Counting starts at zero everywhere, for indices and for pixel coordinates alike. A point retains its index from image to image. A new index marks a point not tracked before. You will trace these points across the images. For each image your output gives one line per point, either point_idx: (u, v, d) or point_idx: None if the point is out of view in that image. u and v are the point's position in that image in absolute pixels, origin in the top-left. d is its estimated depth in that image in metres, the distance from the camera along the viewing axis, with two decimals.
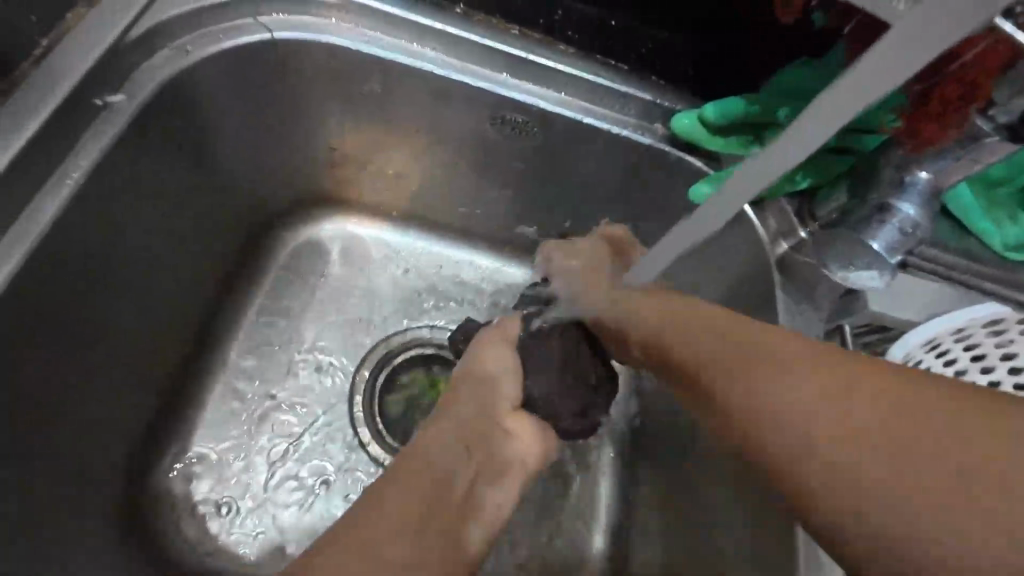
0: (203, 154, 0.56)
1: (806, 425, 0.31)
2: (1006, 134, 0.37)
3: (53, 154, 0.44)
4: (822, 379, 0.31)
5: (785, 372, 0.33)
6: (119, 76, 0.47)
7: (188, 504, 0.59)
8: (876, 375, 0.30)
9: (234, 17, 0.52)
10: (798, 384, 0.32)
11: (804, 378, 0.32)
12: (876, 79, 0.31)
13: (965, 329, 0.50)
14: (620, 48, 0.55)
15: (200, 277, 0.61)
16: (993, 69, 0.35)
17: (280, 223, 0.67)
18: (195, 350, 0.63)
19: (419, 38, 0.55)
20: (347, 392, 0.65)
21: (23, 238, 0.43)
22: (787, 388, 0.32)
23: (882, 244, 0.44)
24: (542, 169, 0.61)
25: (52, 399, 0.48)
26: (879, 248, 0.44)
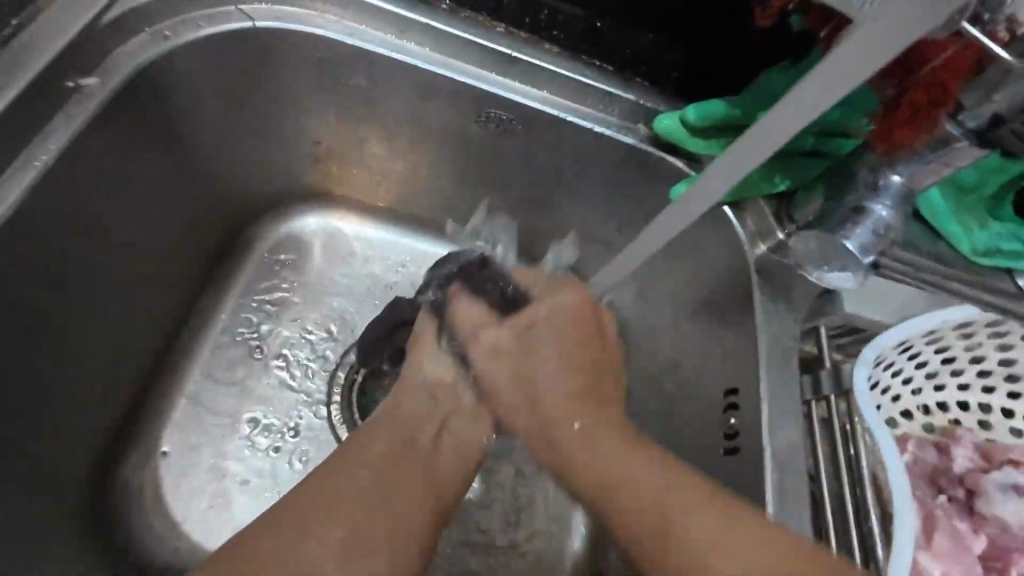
0: (181, 141, 0.55)
1: (645, 485, 0.39)
2: (975, 140, 0.38)
3: (23, 135, 0.43)
4: (683, 492, 0.38)
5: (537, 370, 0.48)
6: (94, 58, 0.46)
7: (157, 502, 0.57)
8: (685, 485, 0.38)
9: (216, 5, 0.51)
10: (635, 469, 0.40)
11: (650, 478, 0.39)
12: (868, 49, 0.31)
13: (939, 332, 0.51)
14: (604, 49, 0.56)
15: (175, 269, 0.60)
16: (961, 73, 0.36)
17: (262, 216, 0.67)
18: (167, 343, 0.61)
19: (404, 32, 0.55)
20: (324, 387, 0.64)
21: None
22: (633, 469, 0.40)
23: (856, 244, 0.44)
24: (525, 167, 0.61)
25: (10, 391, 0.47)
26: (853, 249, 0.44)
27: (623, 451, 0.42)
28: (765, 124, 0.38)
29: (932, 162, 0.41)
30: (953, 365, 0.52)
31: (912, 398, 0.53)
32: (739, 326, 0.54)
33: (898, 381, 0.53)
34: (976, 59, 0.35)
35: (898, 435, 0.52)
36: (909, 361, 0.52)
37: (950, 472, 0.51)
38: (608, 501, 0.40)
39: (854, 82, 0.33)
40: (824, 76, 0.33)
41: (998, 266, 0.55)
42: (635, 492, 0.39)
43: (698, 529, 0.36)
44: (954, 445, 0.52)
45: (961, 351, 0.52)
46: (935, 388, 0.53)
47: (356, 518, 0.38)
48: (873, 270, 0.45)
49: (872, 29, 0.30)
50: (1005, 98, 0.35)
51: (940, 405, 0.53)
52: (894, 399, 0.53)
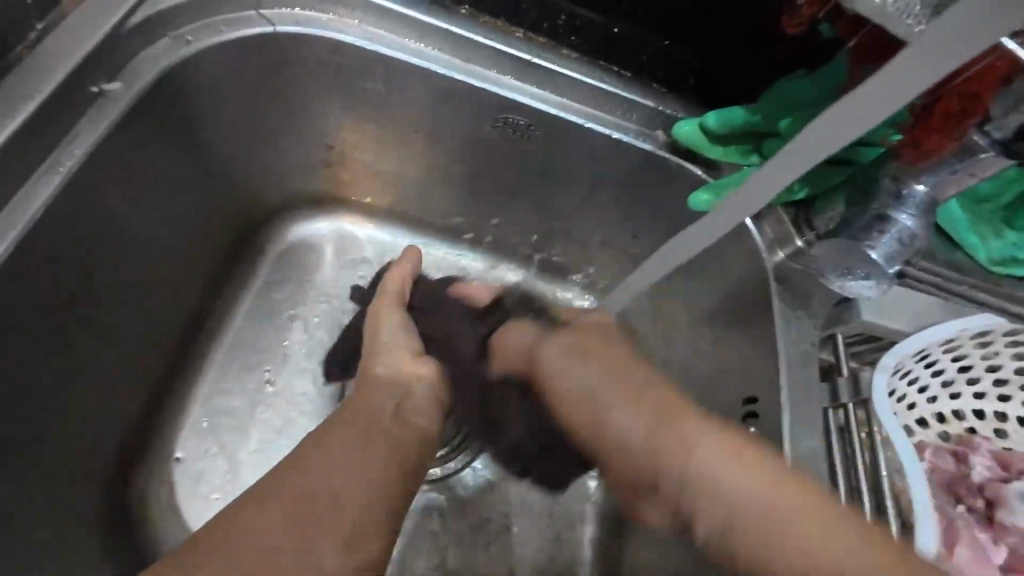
0: (198, 144, 0.54)
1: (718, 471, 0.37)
2: (1001, 150, 0.38)
3: (49, 140, 0.43)
4: (716, 458, 0.38)
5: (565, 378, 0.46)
6: (117, 62, 0.46)
7: (171, 508, 0.57)
8: (758, 473, 0.37)
9: (236, 9, 0.51)
10: (708, 437, 0.39)
11: (715, 476, 0.37)
12: (918, 69, 0.31)
13: (956, 341, 0.52)
14: (623, 55, 0.56)
15: (191, 273, 0.60)
16: (992, 83, 0.36)
17: (276, 220, 0.67)
18: (182, 348, 0.61)
19: (424, 37, 0.55)
20: (338, 392, 0.64)
21: (12, 227, 0.42)
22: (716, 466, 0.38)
23: (880, 254, 0.44)
24: (541, 173, 0.61)
25: (30, 395, 0.46)
26: (877, 257, 0.44)
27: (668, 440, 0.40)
28: (792, 150, 0.39)
29: (957, 172, 0.41)
30: (969, 373, 0.52)
31: (927, 406, 0.52)
32: (758, 334, 0.54)
33: (914, 389, 0.53)
34: (1009, 70, 0.35)
35: (914, 443, 0.52)
36: (926, 369, 0.52)
37: (969, 480, 0.51)
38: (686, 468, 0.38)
39: (891, 107, 0.33)
40: (857, 103, 0.34)
41: (1013, 275, 0.55)
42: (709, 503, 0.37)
43: (750, 489, 0.36)
44: (971, 454, 0.51)
45: (978, 359, 0.52)
46: (951, 397, 0.52)
47: (308, 504, 0.35)
48: (899, 279, 0.46)
49: (923, 50, 0.30)
50: None
51: (955, 413, 0.52)
52: (909, 407, 0.53)
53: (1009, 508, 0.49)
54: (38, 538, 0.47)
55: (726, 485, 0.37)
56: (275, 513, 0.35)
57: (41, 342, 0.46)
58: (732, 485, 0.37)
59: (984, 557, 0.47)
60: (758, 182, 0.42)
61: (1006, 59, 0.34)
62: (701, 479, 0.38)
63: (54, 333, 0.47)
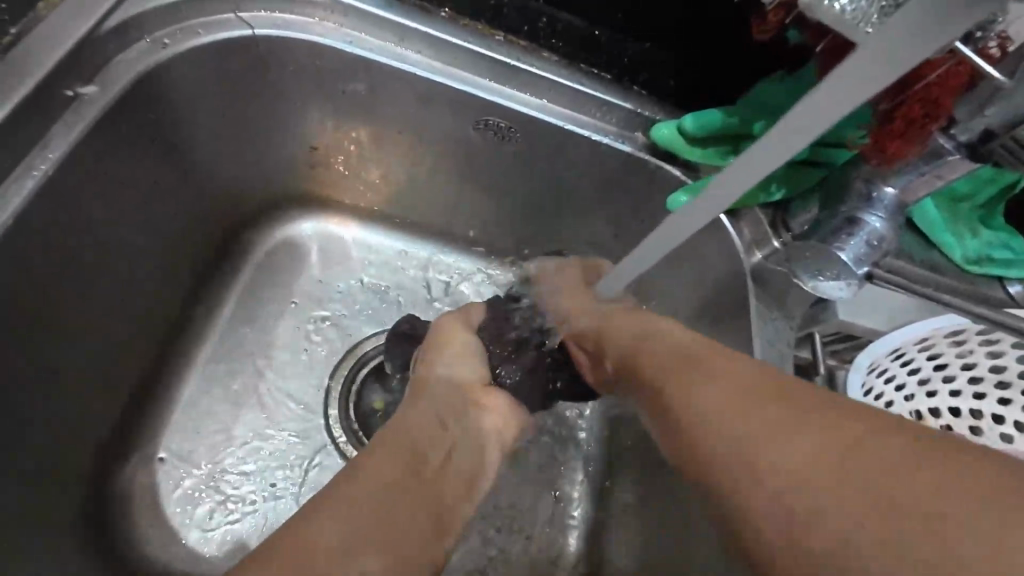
0: (178, 146, 0.54)
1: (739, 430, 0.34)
2: (966, 152, 0.38)
3: (22, 145, 0.43)
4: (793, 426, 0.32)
5: (716, 415, 0.35)
6: (93, 65, 0.46)
7: (154, 509, 0.57)
8: (883, 445, 0.28)
9: (215, 12, 0.51)
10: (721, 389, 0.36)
11: (761, 418, 0.33)
12: (894, 48, 0.30)
13: (930, 340, 0.52)
14: (602, 58, 0.56)
15: (173, 275, 0.60)
16: (954, 87, 0.37)
17: (260, 222, 0.67)
18: (163, 349, 0.61)
19: (404, 40, 0.55)
20: (320, 392, 0.64)
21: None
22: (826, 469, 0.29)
23: (850, 255, 0.44)
24: (523, 174, 0.62)
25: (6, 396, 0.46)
26: (846, 259, 0.44)
27: (768, 404, 0.34)
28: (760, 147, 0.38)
29: (926, 174, 0.41)
30: (944, 371, 0.50)
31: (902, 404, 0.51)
32: (735, 334, 0.54)
33: (890, 387, 0.52)
34: (968, 76, 0.36)
35: None
36: (901, 367, 0.52)
37: None
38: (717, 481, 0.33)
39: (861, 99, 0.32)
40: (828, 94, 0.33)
41: (989, 275, 0.56)
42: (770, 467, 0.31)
43: (841, 487, 0.28)
44: None
45: (953, 358, 0.50)
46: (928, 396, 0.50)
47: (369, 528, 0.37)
48: (868, 280, 0.46)
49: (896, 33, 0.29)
50: (997, 113, 0.35)
51: (932, 413, 0.51)
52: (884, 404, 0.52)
53: None
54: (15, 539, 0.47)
55: (778, 453, 0.31)
56: (352, 513, 0.37)
57: (22, 344, 0.46)
58: (777, 455, 0.31)
59: None
60: (728, 177, 0.41)
61: (967, 64, 0.35)
62: (760, 468, 0.31)
63: (34, 334, 0.47)
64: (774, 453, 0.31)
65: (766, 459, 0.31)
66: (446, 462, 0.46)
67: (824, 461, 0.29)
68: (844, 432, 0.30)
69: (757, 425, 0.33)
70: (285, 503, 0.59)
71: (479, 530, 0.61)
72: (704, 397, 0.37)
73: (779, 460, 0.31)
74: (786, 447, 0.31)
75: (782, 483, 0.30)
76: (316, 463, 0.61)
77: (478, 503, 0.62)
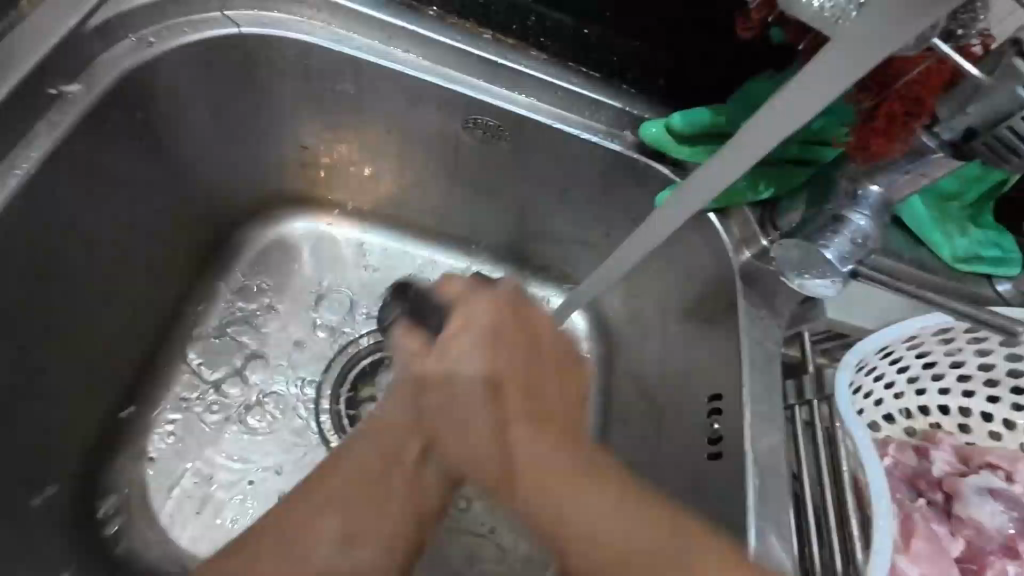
0: (165, 146, 0.54)
1: (546, 450, 0.38)
2: (949, 150, 0.38)
3: (5, 144, 0.43)
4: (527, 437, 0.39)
5: (524, 483, 0.38)
6: (78, 64, 0.46)
7: (143, 508, 0.57)
8: None
9: (201, 11, 0.51)
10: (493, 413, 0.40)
11: (591, 507, 0.36)
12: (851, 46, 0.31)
13: (918, 337, 0.51)
14: (590, 57, 0.56)
15: (162, 275, 0.60)
16: (936, 85, 0.37)
17: (251, 221, 0.67)
18: (153, 349, 0.61)
19: (391, 38, 0.55)
20: (311, 391, 0.64)
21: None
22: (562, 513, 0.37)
23: (834, 252, 0.45)
24: (513, 173, 0.62)
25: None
26: (831, 257, 0.45)
27: (568, 486, 0.37)
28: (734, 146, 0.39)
29: (910, 173, 0.41)
30: (934, 370, 0.52)
31: (893, 402, 0.53)
32: (723, 332, 0.54)
33: (880, 385, 0.53)
34: (948, 73, 0.37)
35: (878, 439, 0.52)
36: (891, 366, 0.52)
37: (928, 476, 0.51)
38: (571, 547, 0.38)
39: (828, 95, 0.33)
40: (833, 63, 0.32)
41: (978, 273, 0.56)
42: (554, 503, 0.38)
43: None
44: (934, 448, 0.52)
45: (942, 356, 0.52)
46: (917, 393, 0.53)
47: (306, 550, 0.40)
48: (853, 278, 0.46)
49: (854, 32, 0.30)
50: (977, 112, 0.36)
51: (920, 408, 0.53)
52: (876, 403, 0.53)
53: (966, 501, 0.49)
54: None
55: (605, 544, 0.36)
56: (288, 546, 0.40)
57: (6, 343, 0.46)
58: (620, 544, 0.36)
59: (940, 554, 0.47)
60: (704, 177, 0.42)
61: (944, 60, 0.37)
62: (571, 540, 0.37)
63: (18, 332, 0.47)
64: (604, 548, 0.36)
65: (585, 533, 0.36)
66: (419, 465, 0.45)
67: (666, 572, 0.35)
68: (665, 549, 0.35)
69: (591, 506, 0.36)
70: (275, 503, 0.59)
71: (469, 529, 0.61)
72: (523, 456, 0.39)
73: (606, 551, 0.36)
74: (637, 546, 0.36)
75: (606, 548, 0.36)
76: (307, 463, 0.61)
77: (468, 501, 0.61)
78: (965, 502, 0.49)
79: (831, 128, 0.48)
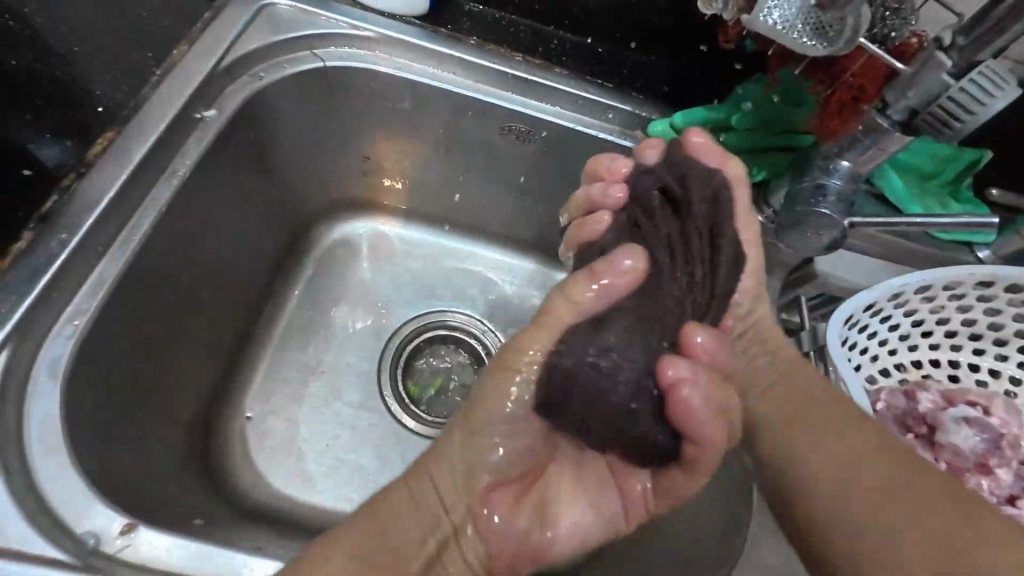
0: (264, 157, 0.67)
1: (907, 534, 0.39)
2: (900, 129, 0.48)
3: (166, 154, 0.56)
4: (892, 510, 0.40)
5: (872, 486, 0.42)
6: (211, 95, 0.60)
7: (246, 456, 0.67)
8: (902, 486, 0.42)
9: (295, 50, 0.64)
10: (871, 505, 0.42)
11: (861, 483, 0.43)
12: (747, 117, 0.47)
13: (930, 291, 0.59)
14: (605, 70, 0.69)
15: (257, 264, 0.72)
16: (872, 78, 0.48)
17: (324, 224, 0.79)
18: (249, 328, 0.72)
19: (442, 64, 0.67)
20: (374, 362, 0.75)
21: (147, 213, 0.55)
22: (858, 443, 0.45)
23: (830, 209, 0.52)
24: (542, 171, 0.73)
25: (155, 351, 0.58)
26: (827, 215, 0.52)
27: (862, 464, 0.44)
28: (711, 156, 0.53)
29: (871, 149, 0.50)
30: (922, 327, 0.61)
31: (888, 358, 0.62)
32: None
33: (874, 342, 0.61)
34: (884, 72, 0.47)
35: (874, 388, 0.60)
36: (883, 324, 0.61)
37: (915, 412, 0.58)
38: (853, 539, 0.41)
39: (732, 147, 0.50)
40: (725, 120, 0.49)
41: (958, 242, 0.64)
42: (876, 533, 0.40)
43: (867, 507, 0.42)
44: (920, 391, 0.59)
45: (927, 314, 0.61)
46: (908, 348, 0.62)
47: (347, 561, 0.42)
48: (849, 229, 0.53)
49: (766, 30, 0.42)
50: (914, 96, 0.45)
51: (914, 363, 0.62)
52: (873, 358, 0.61)
53: (945, 430, 0.57)
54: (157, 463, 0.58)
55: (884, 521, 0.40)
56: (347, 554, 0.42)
57: (165, 309, 0.58)
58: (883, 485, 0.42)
59: None
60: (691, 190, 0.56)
61: (875, 64, 0.48)
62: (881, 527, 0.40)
63: (171, 300, 0.59)
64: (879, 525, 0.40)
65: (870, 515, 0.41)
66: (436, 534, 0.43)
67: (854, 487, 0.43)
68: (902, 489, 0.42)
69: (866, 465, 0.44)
70: (351, 455, 0.70)
71: None
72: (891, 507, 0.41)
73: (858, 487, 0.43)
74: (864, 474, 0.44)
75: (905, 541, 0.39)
76: (375, 421, 0.72)
77: None
78: (945, 431, 0.57)
79: (795, 118, 0.57)
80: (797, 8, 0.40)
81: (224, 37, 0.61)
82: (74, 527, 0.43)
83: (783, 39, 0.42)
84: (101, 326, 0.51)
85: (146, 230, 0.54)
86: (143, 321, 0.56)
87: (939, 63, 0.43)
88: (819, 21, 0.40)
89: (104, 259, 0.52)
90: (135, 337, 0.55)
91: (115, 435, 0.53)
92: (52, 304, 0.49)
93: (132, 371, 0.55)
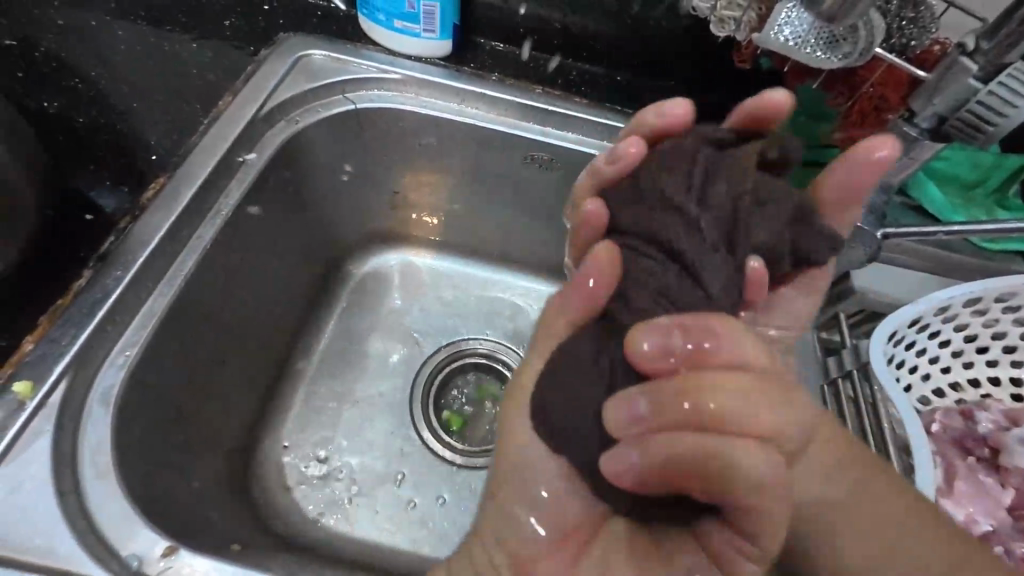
0: (301, 195, 0.71)
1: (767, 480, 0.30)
2: (932, 137, 0.46)
3: (211, 195, 0.61)
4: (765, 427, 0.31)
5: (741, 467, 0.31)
6: (252, 139, 0.64)
7: (283, 485, 0.69)
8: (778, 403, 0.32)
9: (328, 95, 0.69)
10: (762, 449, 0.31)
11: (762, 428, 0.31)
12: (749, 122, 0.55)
13: (981, 302, 0.55)
14: (624, 97, 0.70)
15: (295, 297, 0.75)
16: (892, 87, 0.48)
17: (358, 257, 0.82)
18: (286, 359, 0.75)
19: (464, 100, 0.70)
20: (406, 390, 0.76)
21: (192, 251, 0.58)
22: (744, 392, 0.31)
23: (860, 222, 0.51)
24: (567, 198, 0.74)
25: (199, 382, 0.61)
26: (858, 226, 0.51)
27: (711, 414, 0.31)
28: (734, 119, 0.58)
29: (900, 159, 0.49)
30: (976, 343, 0.58)
31: (942, 378, 0.59)
32: None
33: (923, 359, 0.58)
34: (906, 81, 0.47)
35: (927, 409, 0.57)
36: (931, 340, 0.58)
37: (973, 435, 0.56)
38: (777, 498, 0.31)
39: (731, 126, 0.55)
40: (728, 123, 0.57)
41: (1009, 251, 0.60)
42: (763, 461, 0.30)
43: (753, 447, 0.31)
44: (979, 411, 0.56)
45: (981, 329, 0.57)
46: (963, 366, 0.59)
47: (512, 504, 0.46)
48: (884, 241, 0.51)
49: (780, 48, 0.42)
50: (942, 101, 0.44)
51: (970, 381, 0.59)
52: (925, 378, 0.58)
53: (1011, 453, 0.54)
54: (200, 488, 0.60)
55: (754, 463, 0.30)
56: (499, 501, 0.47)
57: (208, 341, 0.61)
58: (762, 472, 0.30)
59: (984, 497, 0.54)
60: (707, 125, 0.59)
61: (894, 74, 0.47)
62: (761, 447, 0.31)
63: (214, 332, 0.62)
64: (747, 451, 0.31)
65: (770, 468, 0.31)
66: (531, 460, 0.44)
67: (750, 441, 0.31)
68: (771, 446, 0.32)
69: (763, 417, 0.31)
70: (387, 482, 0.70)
71: None
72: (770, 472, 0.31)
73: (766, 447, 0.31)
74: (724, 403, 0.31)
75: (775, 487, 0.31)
76: (409, 448, 0.73)
77: None
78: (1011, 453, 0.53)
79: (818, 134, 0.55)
80: (810, 22, 0.41)
81: (264, 86, 0.66)
82: (120, 548, 0.44)
83: (797, 55, 0.42)
84: (150, 357, 0.54)
85: (191, 266, 0.58)
86: (187, 353, 0.59)
87: (964, 68, 0.42)
88: (833, 35, 0.41)
89: (153, 294, 0.55)
90: (181, 367, 0.58)
91: (160, 461, 0.55)
92: (107, 337, 0.52)
93: (178, 399, 0.58)
